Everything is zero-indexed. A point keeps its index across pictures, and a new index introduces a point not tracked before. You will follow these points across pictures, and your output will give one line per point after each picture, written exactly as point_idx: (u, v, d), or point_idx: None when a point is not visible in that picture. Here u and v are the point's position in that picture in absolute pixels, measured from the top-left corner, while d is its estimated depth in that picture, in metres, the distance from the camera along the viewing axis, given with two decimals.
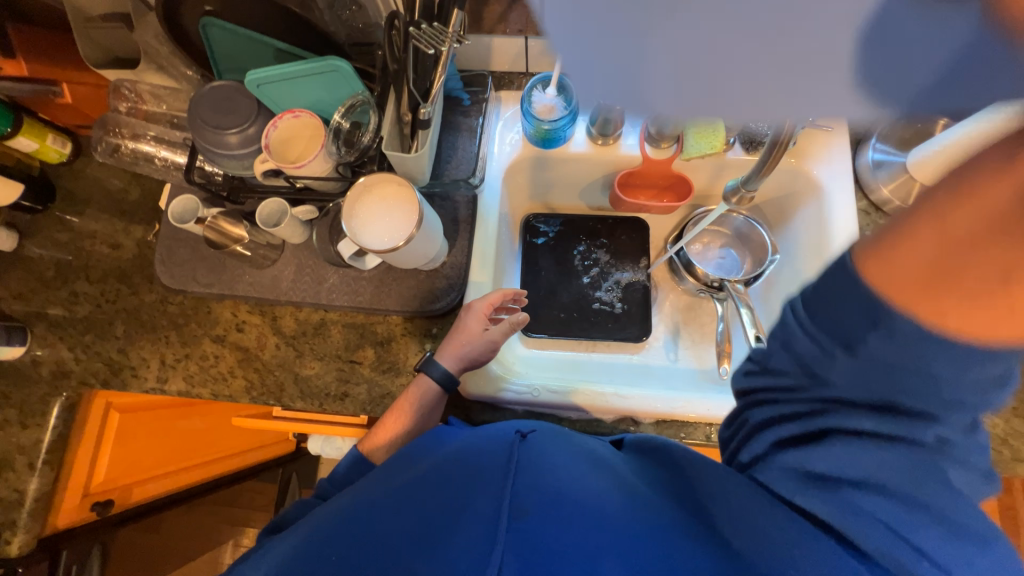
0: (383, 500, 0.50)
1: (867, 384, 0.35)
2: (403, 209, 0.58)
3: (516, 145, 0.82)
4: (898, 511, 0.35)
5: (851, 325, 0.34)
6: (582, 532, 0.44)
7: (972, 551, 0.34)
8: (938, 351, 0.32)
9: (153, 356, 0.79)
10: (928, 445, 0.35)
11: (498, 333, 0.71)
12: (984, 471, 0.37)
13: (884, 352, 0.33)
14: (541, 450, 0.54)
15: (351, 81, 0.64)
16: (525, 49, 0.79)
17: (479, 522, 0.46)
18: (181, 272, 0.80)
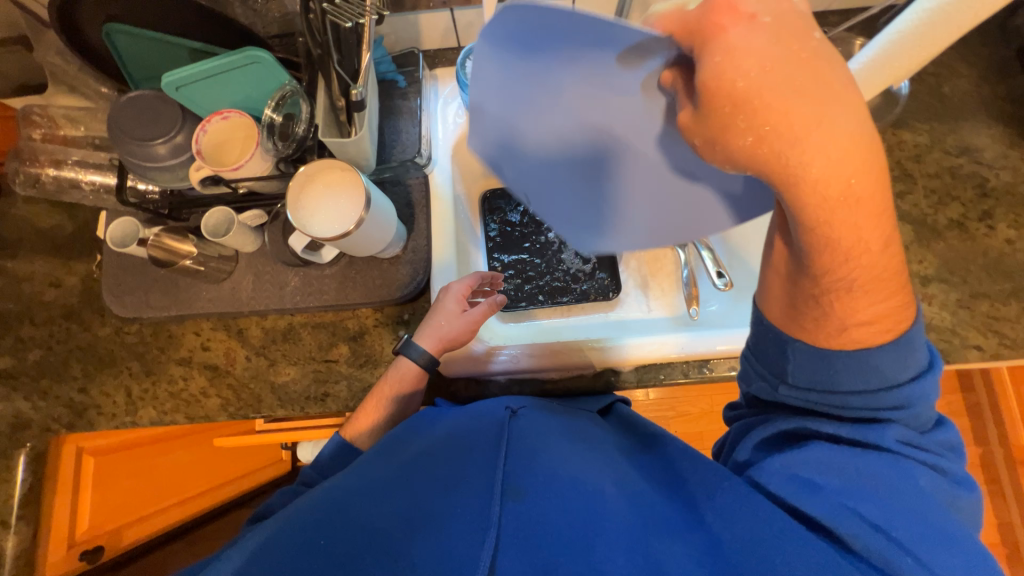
0: (372, 487, 0.49)
1: (814, 401, 0.44)
2: (348, 195, 0.57)
3: (460, 120, 0.82)
4: (865, 498, 0.40)
5: (778, 360, 0.45)
6: (576, 509, 0.45)
7: (942, 546, 0.38)
8: (844, 368, 0.41)
9: (118, 390, 0.76)
10: (885, 445, 0.42)
11: (478, 314, 0.70)
12: (951, 480, 0.42)
13: (806, 380, 0.43)
14: (529, 426, 0.57)
15: (275, 72, 0.62)
16: (452, 23, 0.78)
17: (473, 501, 0.46)
18: (133, 299, 0.76)
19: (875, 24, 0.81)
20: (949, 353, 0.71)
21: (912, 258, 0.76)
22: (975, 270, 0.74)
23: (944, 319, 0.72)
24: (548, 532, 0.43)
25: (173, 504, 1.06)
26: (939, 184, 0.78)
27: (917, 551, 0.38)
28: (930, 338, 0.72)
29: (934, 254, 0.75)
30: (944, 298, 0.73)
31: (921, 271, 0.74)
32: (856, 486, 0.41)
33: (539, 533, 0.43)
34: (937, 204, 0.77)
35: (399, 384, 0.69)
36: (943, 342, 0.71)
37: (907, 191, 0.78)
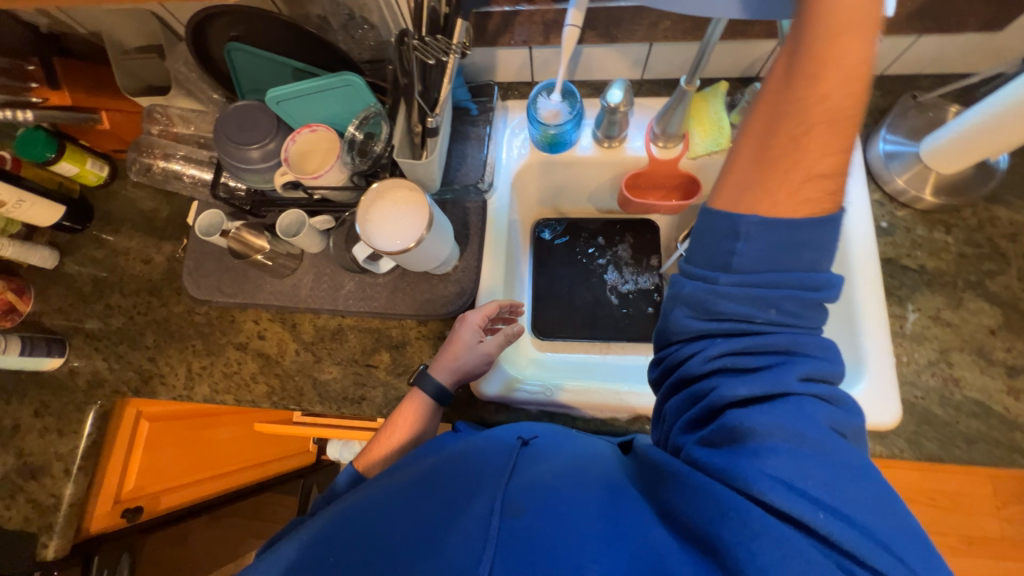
0: (387, 498, 0.52)
1: (747, 308, 0.44)
2: (411, 213, 0.61)
3: (524, 151, 0.85)
4: (804, 457, 0.39)
5: (723, 248, 0.44)
6: (559, 519, 0.46)
7: (859, 485, 0.39)
8: (783, 257, 0.43)
9: (180, 364, 0.83)
10: (789, 387, 0.42)
11: (493, 345, 0.71)
12: (843, 411, 0.44)
13: (748, 266, 0.44)
14: (541, 454, 0.56)
15: (364, 95, 0.68)
16: (529, 59, 0.82)
17: (475, 518, 0.47)
18: (207, 283, 0.83)
19: (974, 93, 0.77)
20: None
21: (999, 345, 0.69)
22: None
23: None
24: (545, 551, 0.43)
25: (203, 479, 1.11)
26: None
27: (854, 511, 0.37)
28: (1014, 437, 0.64)
29: None
30: None
31: (1008, 360, 0.67)
32: (776, 441, 0.40)
33: (533, 547, 0.44)
34: None
35: (410, 417, 0.70)
36: None
37: (998, 271, 0.71)
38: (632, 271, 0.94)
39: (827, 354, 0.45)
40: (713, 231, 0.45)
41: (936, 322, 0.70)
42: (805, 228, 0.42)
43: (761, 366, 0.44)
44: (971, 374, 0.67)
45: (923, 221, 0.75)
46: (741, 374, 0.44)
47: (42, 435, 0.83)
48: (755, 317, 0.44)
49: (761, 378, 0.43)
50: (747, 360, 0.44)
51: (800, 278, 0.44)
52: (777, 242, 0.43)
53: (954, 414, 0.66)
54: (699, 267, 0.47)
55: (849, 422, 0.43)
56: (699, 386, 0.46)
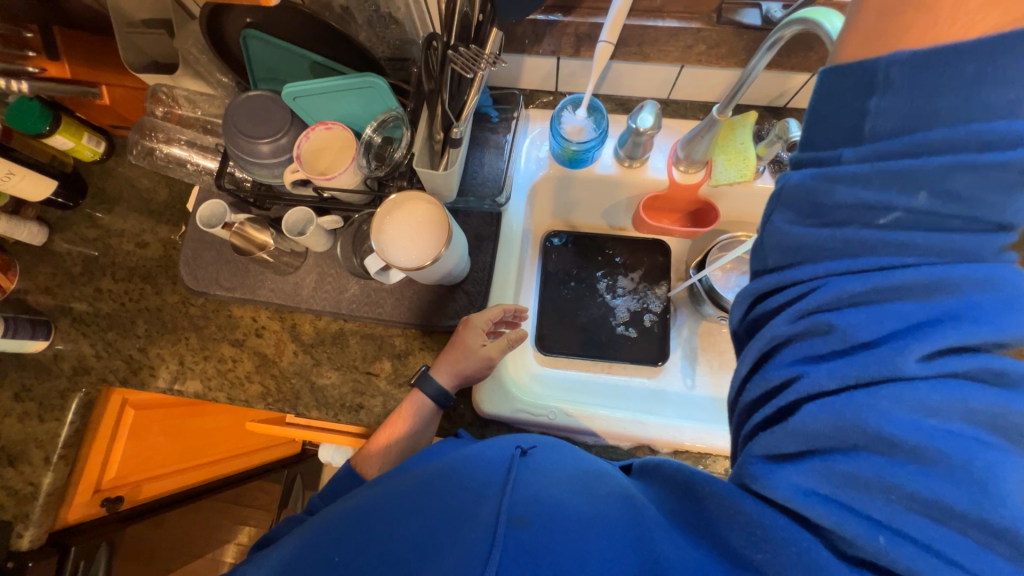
0: (384, 498, 0.49)
1: (872, 200, 0.34)
2: (430, 225, 0.59)
3: (543, 163, 0.83)
4: (886, 468, 0.33)
5: (850, 113, 0.35)
6: (570, 536, 0.44)
7: (970, 499, 0.31)
8: (945, 105, 0.31)
9: (172, 356, 0.80)
10: (898, 369, 0.33)
11: (495, 350, 0.68)
12: (997, 392, 0.32)
13: (889, 130, 0.33)
14: (542, 464, 0.53)
15: (386, 97, 0.65)
16: (556, 69, 0.79)
17: (479, 525, 0.45)
18: (205, 274, 0.80)
19: None
20: None
21: None
22: None
23: None
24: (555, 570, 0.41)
25: (189, 467, 1.09)
26: None
27: (937, 540, 0.32)
28: None
29: None
30: None
31: None
32: (854, 438, 0.34)
33: (541, 560, 0.42)
34: None
35: (409, 417, 0.68)
36: None
37: None
38: (640, 291, 0.93)
39: (998, 302, 0.32)
40: (839, 93, 0.36)
41: None
42: (985, 53, 0.30)
43: (871, 337, 0.34)
44: None
45: None
46: (839, 347, 0.36)
47: (21, 419, 0.79)
48: (872, 246, 0.35)
49: (861, 357, 0.34)
50: (849, 328, 0.35)
51: (980, 117, 0.31)
52: (934, 88, 0.31)
53: None
54: (816, 147, 0.38)
55: (1011, 409, 0.31)
56: (780, 359, 0.39)
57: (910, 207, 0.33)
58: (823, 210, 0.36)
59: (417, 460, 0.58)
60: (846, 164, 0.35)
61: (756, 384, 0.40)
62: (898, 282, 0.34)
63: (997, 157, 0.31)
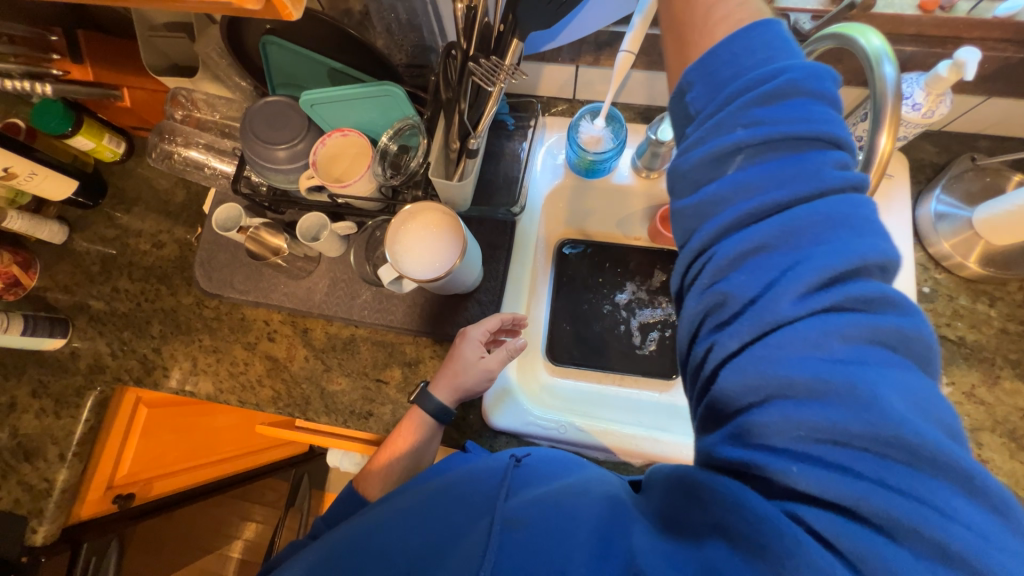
0: (385, 518, 0.48)
1: (713, 149, 0.40)
2: (444, 240, 0.58)
3: (558, 172, 0.82)
4: (792, 410, 0.35)
5: (680, 116, 0.44)
6: (554, 534, 0.43)
7: (864, 419, 0.33)
8: (725, 75, 0.40)
9: (185, 357, 0.81)
10: (778, 314, 0.36)
11: (494, 361, 0.67)
12: (865, 316, 0.35)
13: (701, 107, 0.42)
14: (536, 472, 0.53)
15: (402, 106, 0.64)
16: (574, 77, 0.78)
17: (474, 540, 0.45)
18: (220, 277, 0.81)
19: None
20: None
21: None
22: None
23: None
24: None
25: (199, 465, 1.10)
26: None
27: (857, 466, 0.33)
28: None
29: None
30: None
31: None
32: (756, 387, 0.36)
33: (533, 563, 0.42)
34: None
35: (412, 435, 0.67)
36: None
37: None
38: (653, 303, 0.91)
39: (847, 230, 0.36)
40: (674, 105, 0.45)
41: (969, 399, 0.69)
42: (733, 40, 0.40)
43: (759, 288, 0.37)
44: (1001, 457, 0.66)
45: (967, 290, 0.73)
46: (737, 309, 0.38)
47: (38, 416, 0.81)
48: (752, 204, 0.38)
49: (751, 312, 0.37)
50: (738, 284, 0.38)
51: (755, 65, 0.39)
52: (711, 70, 0.41)
53: None
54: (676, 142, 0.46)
55: (880, 328, 0.35)
56: (703, 333, 0.41)
57: (746, 150, 0.39)
58: (699, 188, 0.41)
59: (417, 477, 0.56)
60: (690, 151, 0.41)
61: (690, 363, 0.43)
62: (769, 232, 0.37)
63: (776, 90, 0.38)
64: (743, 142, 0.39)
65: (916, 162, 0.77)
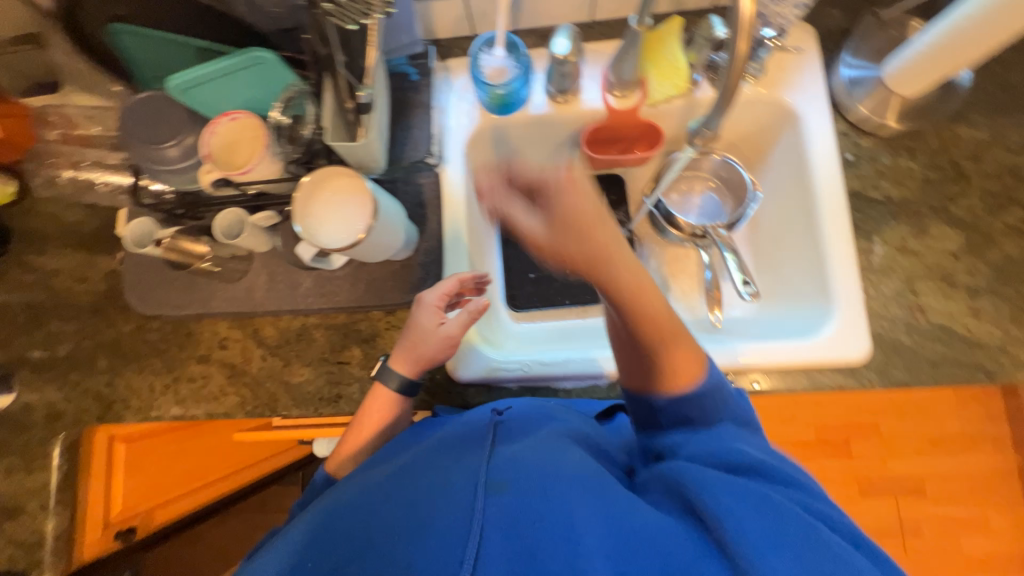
0: (362, 495, 0.46)
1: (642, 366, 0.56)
2: (354, 198, 0.55)
3: (473, 116, 0.78)
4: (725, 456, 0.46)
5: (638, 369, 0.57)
6: (545, 490, 0.41)
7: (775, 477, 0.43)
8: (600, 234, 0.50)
9: (142, 384, 0.79)
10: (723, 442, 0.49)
11: (454, 327, 0.66)
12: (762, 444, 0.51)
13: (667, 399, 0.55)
14: (517, 426, 0.54)
15: (280, 71, 0.60)
16: (466, 10, 0.75)
17: (457, 500, 0.41)
18: (156, 297, 0.78)
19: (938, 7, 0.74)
20: (994, 373, 0.66)
21: (962, 269, 0.70)
22: None
23: (992, 336, 0.67)
24: (537, 527, 0.38)
25: (199, 486, 1.13)
26: (1000, 187, 0.70)
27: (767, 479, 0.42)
28: (975, 356, 0.67)
29: (987, 265, 0.69)
30: (995, 313, 0.67)
31: (970, 282, 0.68)
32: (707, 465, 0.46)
33: (531, 516, 0.39)
34: (995, 208, 0.70)
35: (381, 414, 0.68)
36: (987, 360, 0.66)
37: (962, 193, 0.71)
38: None
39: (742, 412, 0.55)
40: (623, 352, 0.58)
41: (903, 253, 0.70)
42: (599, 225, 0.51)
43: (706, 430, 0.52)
44: (936, 300, 0.68)
45: (888, 149, 0.73)
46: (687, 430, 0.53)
47: (8, 475, 0.79)
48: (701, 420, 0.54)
49: (704, 436, 0.51)
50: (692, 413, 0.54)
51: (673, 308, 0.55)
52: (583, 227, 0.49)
53: (920, 341, 0.68)
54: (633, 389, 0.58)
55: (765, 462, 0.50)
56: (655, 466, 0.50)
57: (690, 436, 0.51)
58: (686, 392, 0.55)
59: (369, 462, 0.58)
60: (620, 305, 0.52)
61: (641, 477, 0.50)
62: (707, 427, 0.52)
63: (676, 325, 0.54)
64: (707, 416, 0.54)
65: (823, 30, 0.76)
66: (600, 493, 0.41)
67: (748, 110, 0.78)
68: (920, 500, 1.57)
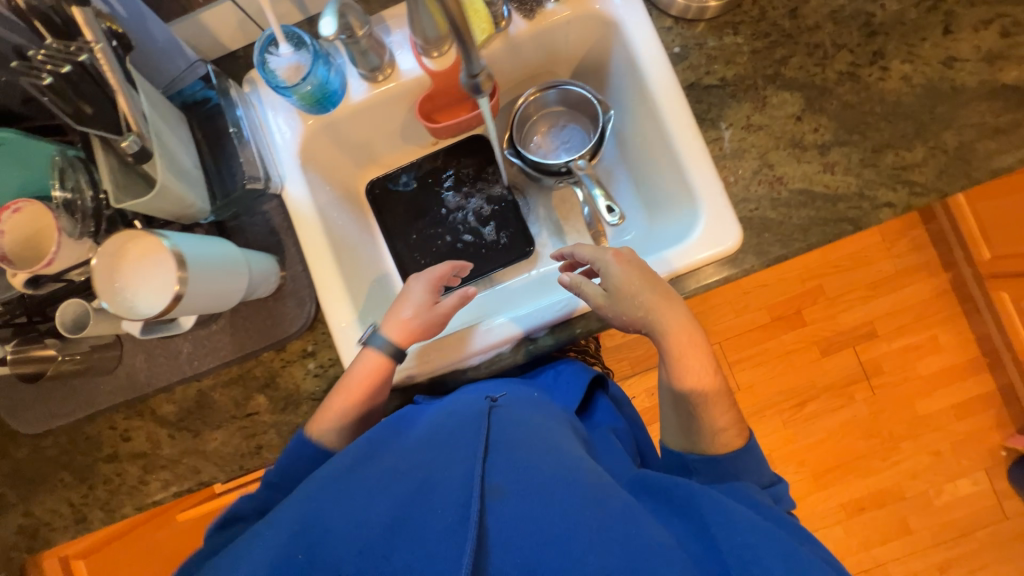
0: (360, 493, 0.48)
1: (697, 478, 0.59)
2: (155, 255, 0.52)
3: (294, 122, 0.73)
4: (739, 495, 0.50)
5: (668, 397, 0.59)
6: (556, 501, 0.46)
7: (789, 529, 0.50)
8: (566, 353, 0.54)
9: (59, 503, 0.75)
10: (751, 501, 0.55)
11: (448, 306, 0.69)
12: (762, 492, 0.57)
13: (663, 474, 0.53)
14: (514, 420, 0.57)
15: (29, 144, 0.56)
16: (241, 10, 0.68)
17: (455, 496, 0.46)
18: (38, 412, 0.73)
19: None
20: (859, 220, 0.68)
21: (808, 129, 0.70)
22: (875, 122, 0.68)
23: (850, 185, 0.68)
24: (525, 532, 0.45)
25: None
26: (823, 36, 0.69)
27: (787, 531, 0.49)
28: (839, 209, 0.68)
29: (829, 118, 0.69)
30: (847, 163, 0.68)
31: (818, 140, 0.69)
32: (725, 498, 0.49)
33: (541, 532, 0.44)
34: (823, 59, 0.69)
35: None
36: (850, 210, 0.68)
37: (790, 53, 0.70)
38: (477, 194, 0.90)
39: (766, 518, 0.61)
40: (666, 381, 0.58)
41: (750, 131, 0.70)
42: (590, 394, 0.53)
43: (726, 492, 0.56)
44: (791, 168, 0.69)
45: (711, 30, 0.71)
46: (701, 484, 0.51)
47: None
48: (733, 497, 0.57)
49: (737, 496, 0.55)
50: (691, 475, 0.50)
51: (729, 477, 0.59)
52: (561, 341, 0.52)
53: (786, 211, 0.69)
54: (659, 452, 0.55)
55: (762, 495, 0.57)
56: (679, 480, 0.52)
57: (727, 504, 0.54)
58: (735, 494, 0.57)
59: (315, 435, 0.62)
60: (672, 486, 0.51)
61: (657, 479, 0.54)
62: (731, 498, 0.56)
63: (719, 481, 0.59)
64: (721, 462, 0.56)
65: None
66: (621, 515, 0.46)
67: (569, 31, 0.75)
68: (874, 341, 1.67)
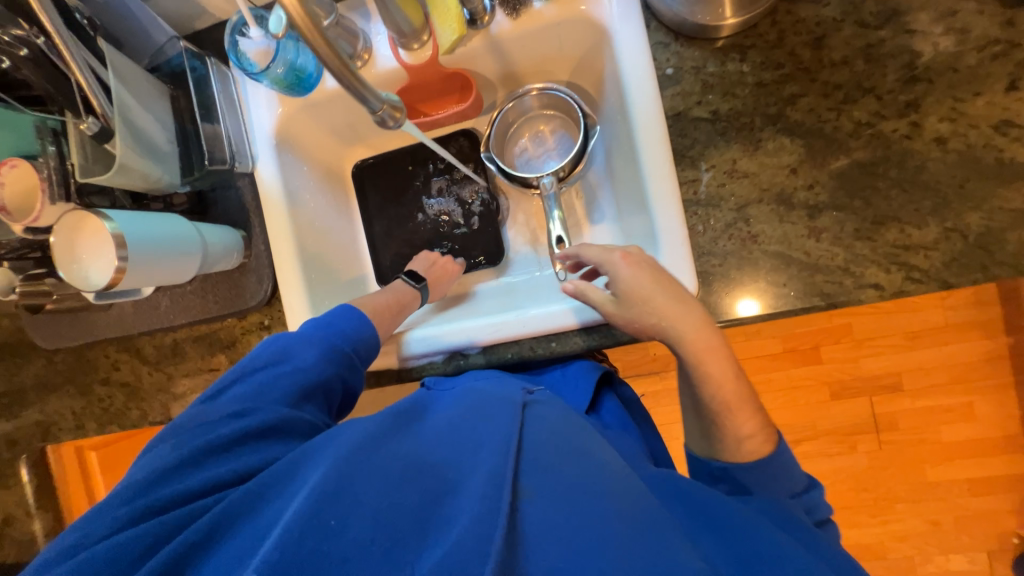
0: (375, 478, 0.40)
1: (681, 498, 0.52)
2: (99, 235, 0.57)
3: (273, 101, 0.74)
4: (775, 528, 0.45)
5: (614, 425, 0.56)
6: (589, 510, 0.39)
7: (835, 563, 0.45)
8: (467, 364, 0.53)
9: (64, 409, 0.89)
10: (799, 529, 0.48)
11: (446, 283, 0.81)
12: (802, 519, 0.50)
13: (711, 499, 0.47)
14: (541, 406, 0.49)
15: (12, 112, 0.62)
16: None
17: (478, 494, 0.39)
18: (48, 333, 0.85)
19: None
20: (836, 297, 0.59)
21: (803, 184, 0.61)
22: (883, 189, 0.58)
23: (836, 257, 0.60)
24: (560, 536, 0.37)
25: None
26: (846, 77, 0.59)
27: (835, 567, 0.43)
28: (815, 282, 0.60)
29: (830, 176, 0.60)
30: (837, 231, 0.60)
31: (810, 199, 0.60)
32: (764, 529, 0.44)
33: (573, 540, 0.37)
34: (840, 104, 0.59)
35: None
36: (828, 283, 0.60)
37: (802, 93, 0.60)
38: (456, 191, 0.86)
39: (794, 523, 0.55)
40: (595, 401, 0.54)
41: (732, 177, 0.62)
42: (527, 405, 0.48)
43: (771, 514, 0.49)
44: (770, 226, 0.61)
45: (715, 54, 0.62)
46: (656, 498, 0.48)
47: None
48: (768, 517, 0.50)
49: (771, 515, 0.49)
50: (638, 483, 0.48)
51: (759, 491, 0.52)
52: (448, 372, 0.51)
53: (752, 273, 0.62)
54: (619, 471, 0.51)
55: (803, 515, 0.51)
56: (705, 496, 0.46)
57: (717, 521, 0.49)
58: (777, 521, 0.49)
59: (276, 380, 0.55)
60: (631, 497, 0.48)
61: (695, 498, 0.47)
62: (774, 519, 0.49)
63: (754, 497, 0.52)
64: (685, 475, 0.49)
65: None
66: (659, 532, 0.38)
67: (560, 33, 0.68)
68: (898, 395, 1.46)
